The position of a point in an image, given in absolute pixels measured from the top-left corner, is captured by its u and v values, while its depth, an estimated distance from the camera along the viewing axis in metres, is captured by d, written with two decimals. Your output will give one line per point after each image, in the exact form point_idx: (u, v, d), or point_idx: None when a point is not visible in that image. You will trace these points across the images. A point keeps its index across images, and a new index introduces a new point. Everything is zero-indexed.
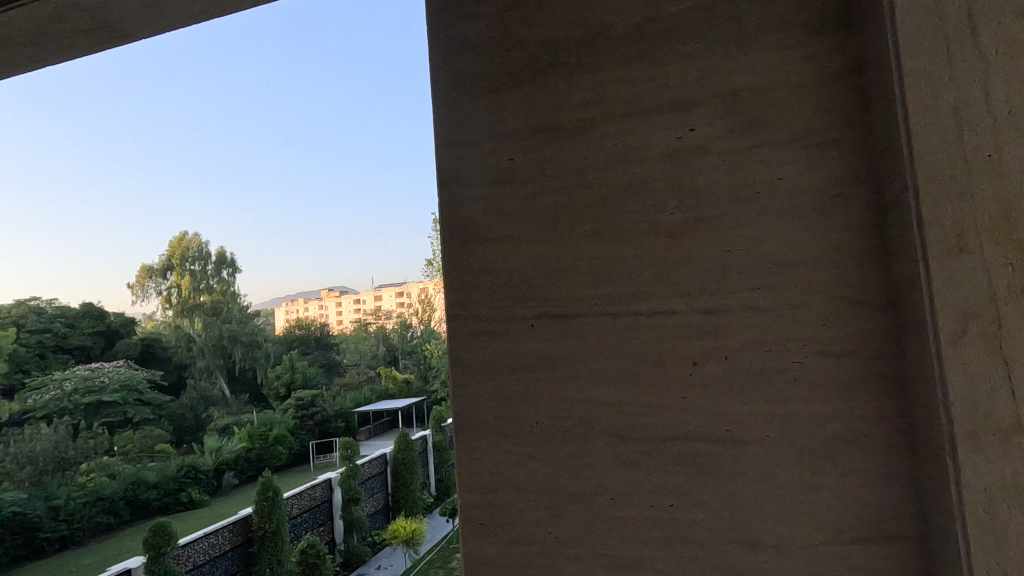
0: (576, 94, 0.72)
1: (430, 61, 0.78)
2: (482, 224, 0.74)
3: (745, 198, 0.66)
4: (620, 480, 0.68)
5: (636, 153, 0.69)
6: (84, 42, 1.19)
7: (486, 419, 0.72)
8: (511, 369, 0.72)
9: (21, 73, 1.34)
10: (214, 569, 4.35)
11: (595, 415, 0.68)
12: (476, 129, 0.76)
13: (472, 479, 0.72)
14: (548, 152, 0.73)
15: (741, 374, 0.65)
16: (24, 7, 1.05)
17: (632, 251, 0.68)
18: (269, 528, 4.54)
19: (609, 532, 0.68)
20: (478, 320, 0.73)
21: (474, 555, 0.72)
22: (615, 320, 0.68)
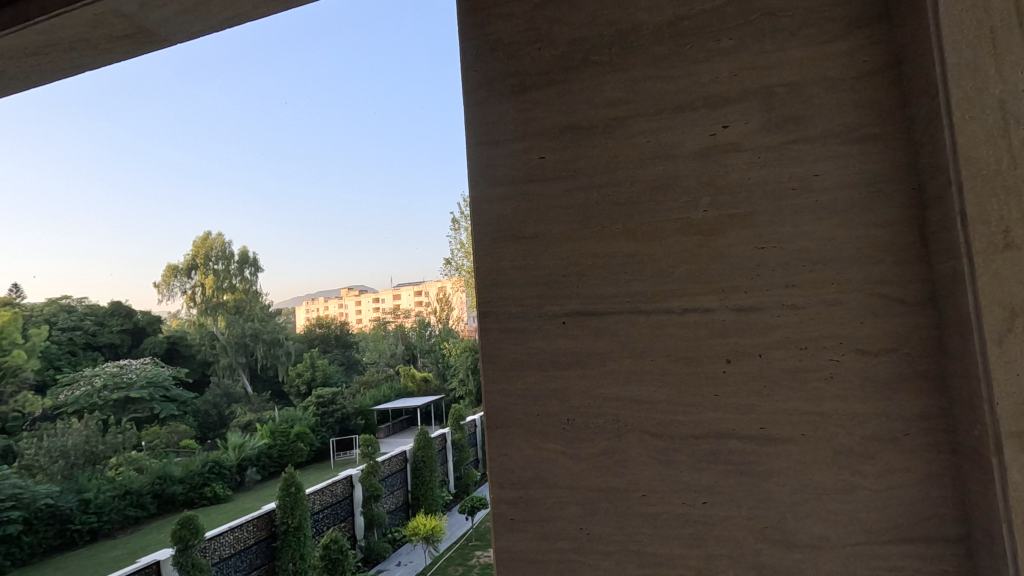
0: (608, 92, 0.72)
1: (461, 60, 0.79)
2: (513, 223, 0.75)
3: (781, 195, 0.65)
4: (651, 475, 0.68)
5: (667, 152, 0.69)
6: (121, 47, 1.23)
7: (517, 416, 0.73)
8: (541, 367, 0.72)
9: (60, 80, 1.39)
10: (239, 557, 5.52)
11: (628, 413, 0.69)
12: (508, 129, 0.77)
13: (503, 475, 0.73)
14: (579, 152, 0.73)
15: (776, 372, 0.64)
16: (66, 14, 1.09)
17: (664, 249, 0.68)
18: (292, 523, 5.78)
19: (640, 527, 0.68)
20: (508, 318, 0.74)
21: (504, 549, 0.72)
22: (647, 317, 0.69)
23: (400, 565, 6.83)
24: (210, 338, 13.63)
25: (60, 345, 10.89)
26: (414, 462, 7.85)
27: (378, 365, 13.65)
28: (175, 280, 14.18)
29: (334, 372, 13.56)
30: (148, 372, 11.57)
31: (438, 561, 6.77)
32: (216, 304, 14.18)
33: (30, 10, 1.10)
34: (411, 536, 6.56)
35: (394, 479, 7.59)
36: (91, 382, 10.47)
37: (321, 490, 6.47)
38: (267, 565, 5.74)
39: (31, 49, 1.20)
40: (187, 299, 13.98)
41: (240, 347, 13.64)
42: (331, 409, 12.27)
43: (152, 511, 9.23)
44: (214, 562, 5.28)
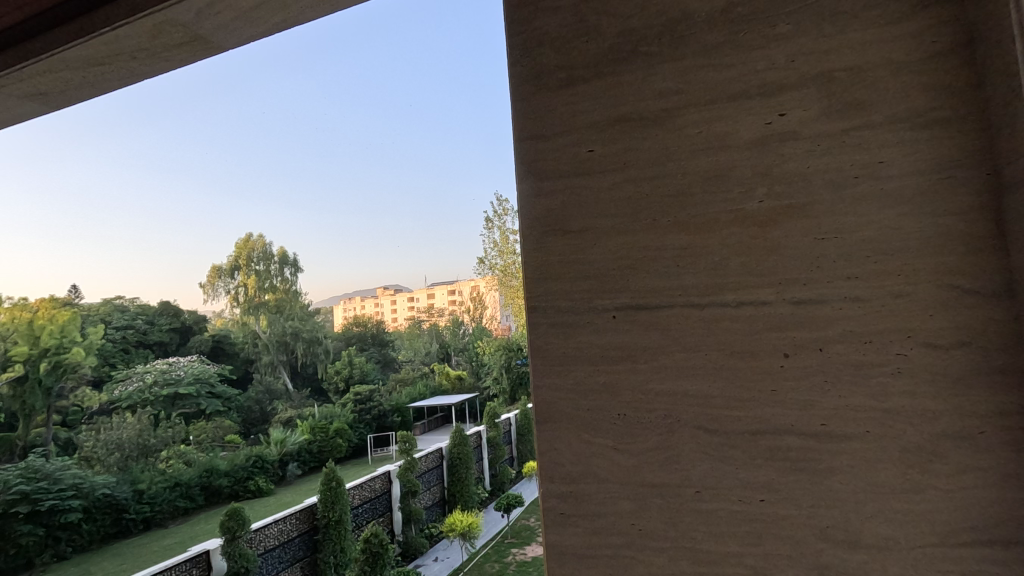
0: (659, 83, 0.71)
1: (508, 57, 0.79)
2: (560, 217, 0.75)
3: (843, 183, 0.63)
4: (706, 471, 0.67)
5: (721, 141, 0.68)
6: (177, 54, 1.27)
7: (566, 410, 0.73)
8: (591, 361, 0.72)
9: (114, 90, 1.45)
10: (285, 550, 5.70)
11: (681, 407, 0.68)
12: (555, 123, 0.76)
13: (552, 470, 0.73)
14: (628, 145, 0.72)
15: (838, 367, 0.62)
16: (128, 24, 1.13)
17: (717, 242, 0.67)
18: (333, 516, 5.92)
19: (695, 525, 0.67)
20: (558, 313, 0.74)
21: (556, 544, 0.73)
22: (700, 310, 0.68)
23: (437, 561, 6.96)
24: (252, 336, 14.17)
25: (115, 344, 11.69)
26: (450, 459, 7.93)
27: (413, 364, 14.19)
28: (219, 280, 14.66)
29: (371, 370, 14.12)
30: (195, 370, 12.05)
31: (474, 557, 6.86)
32: (259, 304, 14.74)
33: (96, 22, 1.17)
34: (448, 532, 6.63)
35: (431, 476, 7.69)
36: (143, 378, 11.11)
37: (360, 485, 6.60)
38: (310, 557, 5.91)
39: (96, 59, 1.27)
40: (230, 298, 14.52)
41: (282, 345, 14.23)
42: (367, 406, 12.79)
43: (199, 503, 9.58)
44: (261, 552, 5.46)
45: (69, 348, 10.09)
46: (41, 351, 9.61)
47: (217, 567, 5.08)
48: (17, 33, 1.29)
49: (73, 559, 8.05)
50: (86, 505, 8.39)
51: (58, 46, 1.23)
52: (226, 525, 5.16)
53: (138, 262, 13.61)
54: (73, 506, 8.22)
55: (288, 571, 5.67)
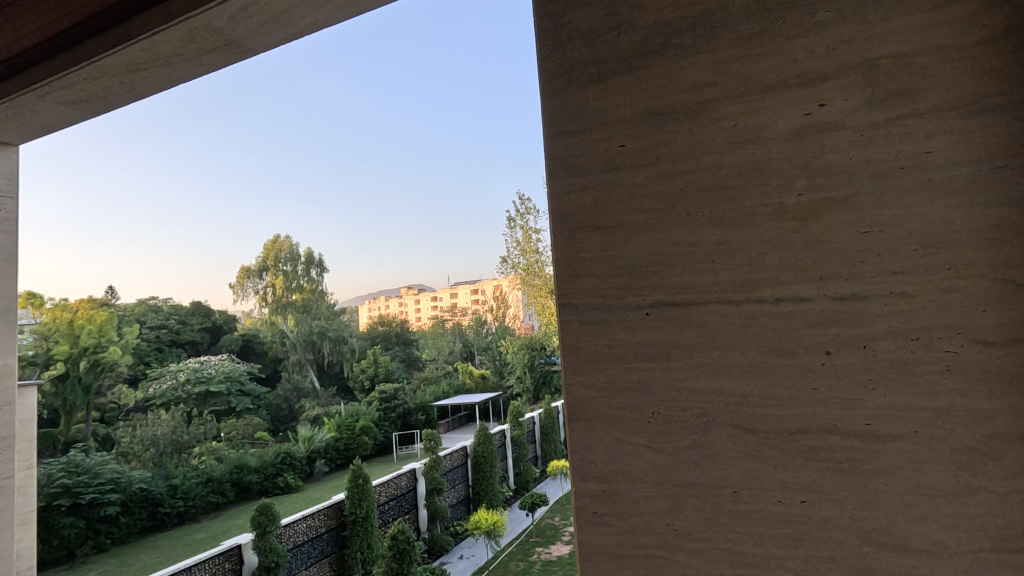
0: (692, 76, 0.70)
1: (537, 53, 0.79)
2: (590, 212, 0.74)
3: (887, 175, 0.61)
4: (744, 472, 0.65)
5: (757, 134, 0.66)
6: (210, 59, 1.30)
7: (599, 407, 0.72)
8: (624, 359, 0.71)
9: (147, 96, 1.49)
10: (314, 545, 5.80)
11: (716, 406, 0.66)
12: (583, 117, 0.76)
13: (585, 469, 0.72)
14: (659, 138, 0.71)
15: (884, 364, 0.60)
16: (163, 31, 1.17)
17: (755, 236, 0.66)
18: (360, 513, 5.99)
19: (732, 525, 0.66)
20: (589, 308, 0.74)
21: (588, 543, 0.72)
22: (737, 306, 0.66)
23: (462, 558, 6.99)
24: (280, 336, 14.44)
25: (149, 343, 12.08)
26: (474, 457, 7.97)
27: (437, 362, 15.03)
28: (249, 281, 15.15)
29: (395, 369, 14.55)
30: (225, 368, 12.29)
31: (499, 556, 6.88)
32: (286, 304, 14.97)
33: (133, 29, 1.20)
34: (473, 530, 6.64)
35: (456, 474, 7.72)
36: (176, 376, 11.38)
37: (386, 482, 6.67)
38: (337, 553, 6.00)
39: (133, 66, 1.30)
40: (258, 298, 15.05)
41: (308, 344, 14.46)
42: (393, 405, 12.96)
43: (231, 498, 9.79)
44: (290, 548, 5.56)
45: (107, 347, 10.48)
46: (80, 350, 10.03)
47: (248, 561, 5.19)
48: (59, 44, 1.33)
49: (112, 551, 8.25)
50: (123, 499, 8.57)
51: (99, 55, 1.27)
52: (256, 521, 5.25)
53: (167, 266, 14.29)
54: (112, 499, 8.45)
55: (317, 566, 5.77)
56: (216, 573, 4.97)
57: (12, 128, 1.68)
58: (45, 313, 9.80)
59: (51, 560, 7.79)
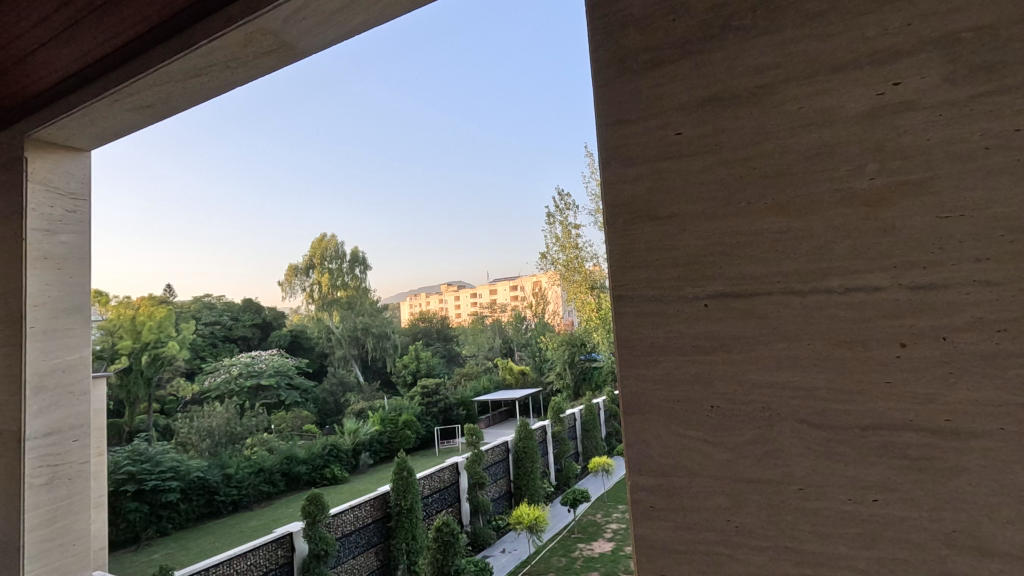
0: (753, 58, 0.68)
1: (590, 41, 0.79)
2: (648, 202, 0.73)
3: (971, 156, 0.57)
4: (811, 470, 0.63)
5: (826, 116, 0.63)
6: (265, 61, 1.34)
7: (655, 401, 0.71)
8: (682, 351, 0.70)
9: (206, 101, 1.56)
10: (360, 534, 5.95)
11: (781, 400, 0.64)
12: (639, 105, 0.74)
13: (641, 462, 0.71)
14: (721, 124, 0.69)
15: (965, 357, 0.57)
16: (224, 36, 1.22)
17: (822, 224, 0.63)
18: (404, 504, 6.11)
19: (799, 523, 0.63)
20: (645, 301, 0.72)
21: (645, 538, 0.71)
22: (802, 298, 0.64)
23: (505, 552, 7.05)
24: (327, 332, 15.18)
25: (205, 338, 12.80)
26: (516, 453, 7.99)
27: (477, 357, 16.31)
28: (295, 278, 16.15)
29: (436, 364, 15.31)
30: (275, 362, 12.85)
31: (541, 551, 6.90)
32: (331, 300, 15.96)
33: (195, 35, 1.25)
34: (515, 525, 6.66)
35: (497, 469, 7.77)
36: (229, 370, 12.01)
37: (430, 475, 6.77)
38: (383, 543, 6.16)
39: (194, 70, 1.36)
40: (306, 296, 15.73)
41: (353, 340, 15.19)
42: (435, 399, 13.19)
43: (281, 488, 10.09)
44: (338, 536, 5.72)
45: (166, 342, 11.07)
46: (142, 344, 10.63)
47: (300, 548, 5.38)
48: (127, 52, 1.40)
49: (173, 535, 8.59)
50: (183, 486, 8.92)
51: (165, 59, 1.33)
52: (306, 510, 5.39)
53: (218, 261, 15.20)
54: (172, 486, 8.78)
55: (363, 555, 5.93)
56: (269, 559, 5.18)
57: (84, 134, 1.78)
58: (110, 309, 10.45)
59: (119, 542, 8.16)
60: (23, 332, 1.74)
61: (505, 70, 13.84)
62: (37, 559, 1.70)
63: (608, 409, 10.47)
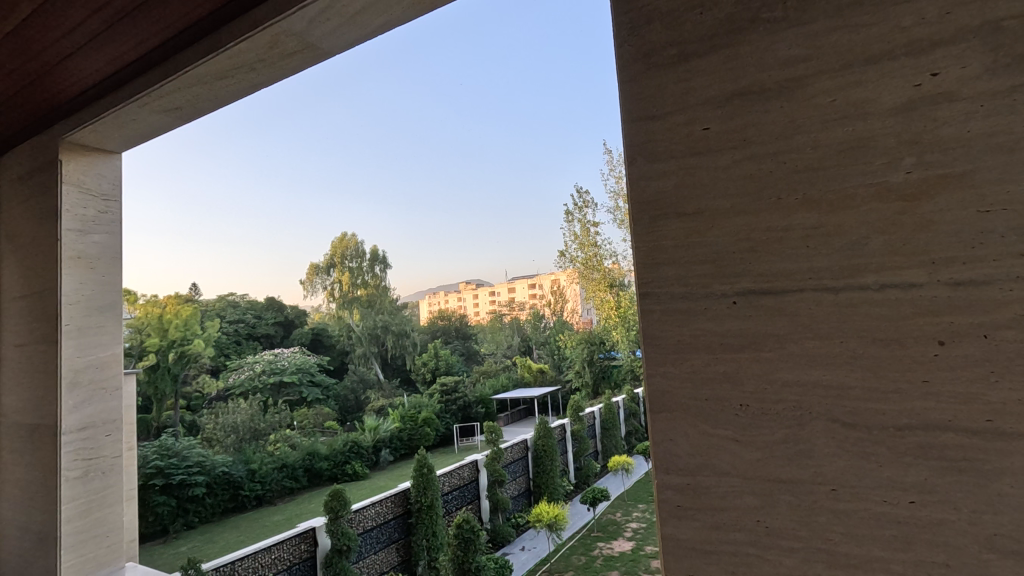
0: (783, 51, 0.67)
1: (614, 36, 0.78)
2: (674, 197, 0.72)
3: (1013, 148, 0.55)
4: (843, 470, 0.62)
5: (861, 109, 0.62)
6: (290, 63, 1.36)
7: (683, 400, 0.70)
8: (709, 349, 0.69)
9: (231, 103, 1.59)
10: (382, 530, 6.00)
11: (813, 398, 0.63)
12: (664, 102, 0.74)
13: (666, 461, 0.71)
14: (750, 119, 0.68)
15: (1006, 354, 0.55)
16: (250, 38, 1.24)
17: (855, 219, 0.62)
18: (425, 501, 6.15)
19: (831, 524, 0.62)
20: (672, 297, 0.72)
21: (671, 537, 0.70)
22: (834, 294, 0.62)
23: (524, 550, 7.04)
24: (347, 330, 15.38)
25: (229, 336, 13.19)
26: (535, 451, 8.00)
27: (496, 355, 16.37)
28: (317, 277, 16.37)
29: (455, 362, 15.27)
30: (297, 360, 13.09)
31: (560, 549, 6.89)
32: (352, 299, 15.87)
33: (222, 38, 1.28)
34: (535, 522, 6.65)
35: (517, 467, 7.78)
36: (253, 367, 12.31)
37: (450, 473, 6.80)
38: (404, 539, 6.21)
39: (221, 73, 1.39)
40: (326, 294, 16.12)
41: (374, 337, 15.22)
42: (454, 397, 13.28)
43: (303, 484, 10.23)
44: (360, 532, 5.77)
45: (192, 340, 11.23)
46: (169, 342, 10.85)
47: (323, 543, 5.43)
48: (155, 57, 1.43)
49: (199, 529, 8.71)
50: (208, 481, 9.04)
51: (193, 63, 1.36)
52: (329, 505, 5.44)
53: (241, 262, 15.57)
54: (199, 481, 8.87)
55: (385, 551, 5.98)
56: (293, 553, 5.25)
57: (116, 137, 1.82)
58: (138, 308, 10.56)
59: (148, 535, 8.29)
60: (58, 330, 1.80)
61: (528, 72, 14.20)
62: (73, 550, 1.76)
63: (628, 408, 10.44)
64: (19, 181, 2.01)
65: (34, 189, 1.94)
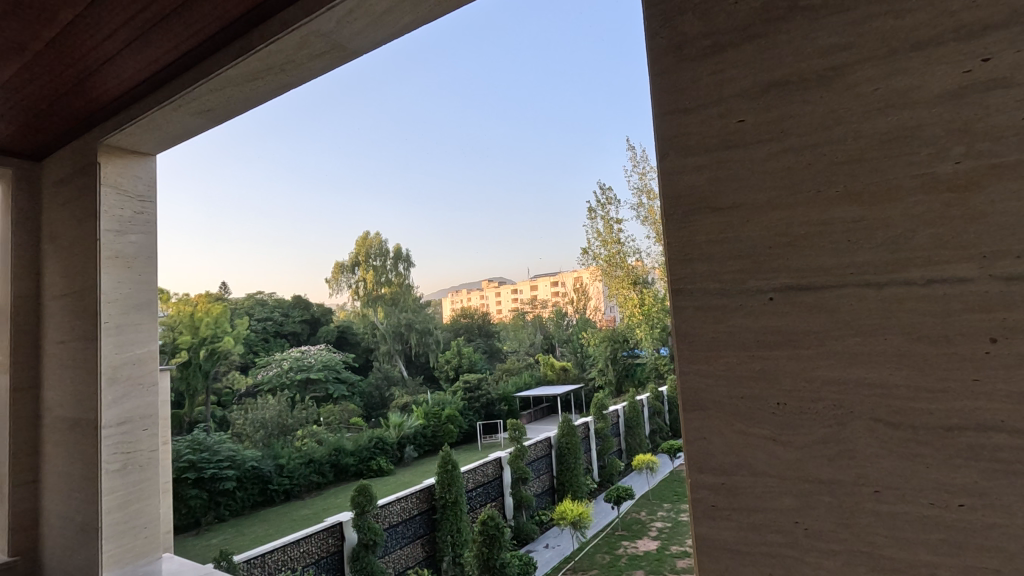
0: (823, 39, 0.65)
1: (647, 29, 0.77)
2: (706, 192, 0.71)
3: None
4: (887, 470, 0.60)
5: (907, 97, 0.60)
6: (319, 64, 1.38)
7: (718, 398, 0.69)
8: (744, 346, 0.67)
9: (260, 104, 1.61)
10: (407, 525, 6.06)
11: (854, 397, 0.61)
12: (698, 96, 0.72)
13: (701, 460, 0.70)
14: (788, 110, 0.66)
15: None
16: (281, 40, 1.26)
17: (900, 212, 0.59)
18: (449, 498, 6.18)
19: (873, 527, 0.60)
20: (706, 294, 0.70)
21: (706, 537, 0.69)
22: (878, 291, 0.60)
23: (548, 548, 7.02)
24: (371, 327, 15.49)
25: (258, 333, 13.61)
26: (559, 449, 7.98)
27: (519, 353, 16.39)
28: (342, 276, 16.37)
29: (477, 360, 15.36)
30: (323, 357, 13.32)
31: (585, 547, 6.86)
32: (376, 297, 16.01)
33: (254, 40, 1.30)
34: (559, 520, 6.64)
35: (540, 464, 7.77)
36: (281, 364, 12.56)
37: (474, 469, 6.82)
38: (428, 534, 6.27)
39: (253, 75, 1.41)
40: (351, 293, 16.20)
41: (397, 335, 15.38)
42: (477, 394, 13.43)
43: (330, 479, 10.38)
44: (386, 527, 5.84)
45: (222, 337, 11.59)
46: (200, 339, 11.17)
47: (349, 538, 5.52)
48: (190, 60, 1.46)
49: (229, 521, 8.91)
50: (239, 474, 9.23)
51: (225, 65, 1.38)
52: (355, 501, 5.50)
53: (268, 260, 15.99)
54: (229, 475, 9.09)
55: (410, 546, 6.05)
56: (321, 547, 5.35)
57: (151, 139, 1.87)
58: (171, 307, 11.02)
59: (181, 526, 8.47)
60: (98, 327, 1.86)
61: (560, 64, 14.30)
62: (113, 539, 1.82)
63: (652, 406, 10.36)
64: (62, 182, 2.08)
65: (74, 190, 2.00)
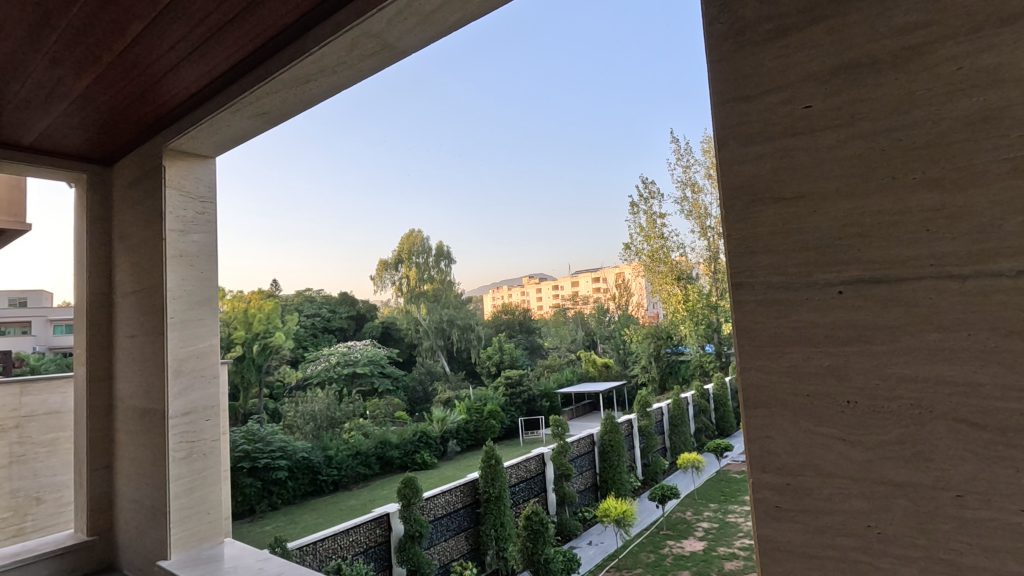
0: (898, 18, 0.61)
1: (704, 18, 0.75)
2: (769, 184, 0.69)
3: None
4: (971, 473, 0.56)
5: (994, 74, 0.56)
6: (369, 64, 1.40)
7: (782, 395, 0.66)
8: (813, 342, 0.65)
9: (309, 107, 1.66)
10: (453, 518, 6.14)
11: (935, 396, 0.58)
12: (760, 82, 0.70)
13: (765, 461, 0.68)
14: (860, 92, 0.63)
15: None
16: (333, 41, 1.28)
17: (986, 198, 0.56)
18: (493, 492, 6.25)
19: (956, 532, 0.57)
20: (769, 287, 0.68)
21: (769, 538, 0.67)
22: (959, 283, 0.57)
23: (591, 544, 6.95)
24: (414, 324, 15.58)
25: (307, 329, 14.12)
26: (602, 446, 7.92)
27: (560, 350, 16.18)
28: (386, 273, 16.70)
29: (519, 356, 15.35)
30: (369, 352, 13.48)
31: (629, 545, 6.77)
32: (418, 294, 16.12)
33: (307, 44, 1.34)
34: (602, 517, 6.58)
35: (583, 461, 7.74)
36: (328, 359, 12.89)
37: (517, 465, 6.85)
38: (472, 528, 6.32)
39: (305, 78, 1.46)
40: (395, 289, 16.44)
41: (440, 331, 15.50)
42: (519, 390, 13.43)
43: (376, 471, 10.61)
44: (431, 519, 5.92)
45: (273, 333, 12.22)
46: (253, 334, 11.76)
47: (395, 528, 5.65)
48: (247, 64, 1.52)
49: (281, 510, 9.24)
50: (290, 465, 9.55)
51: (279, 69, 1.43)
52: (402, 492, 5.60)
53: (318, 255, 16.84)
54: (281, 465, 9.38)
55: (455, 539, 6.12)
56: (368, 537, 5.47)
57: (211, 143, 1.96)
58: (225, 303, 11.59)
59: (236, 513, 8.87)
60: (165, 322, 1.96)
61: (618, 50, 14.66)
62: (180, 523, 1.92)
63: (697, 404, 10.16)
64: (131, 186, 2.20)
65: (143, 193, 2.11)
